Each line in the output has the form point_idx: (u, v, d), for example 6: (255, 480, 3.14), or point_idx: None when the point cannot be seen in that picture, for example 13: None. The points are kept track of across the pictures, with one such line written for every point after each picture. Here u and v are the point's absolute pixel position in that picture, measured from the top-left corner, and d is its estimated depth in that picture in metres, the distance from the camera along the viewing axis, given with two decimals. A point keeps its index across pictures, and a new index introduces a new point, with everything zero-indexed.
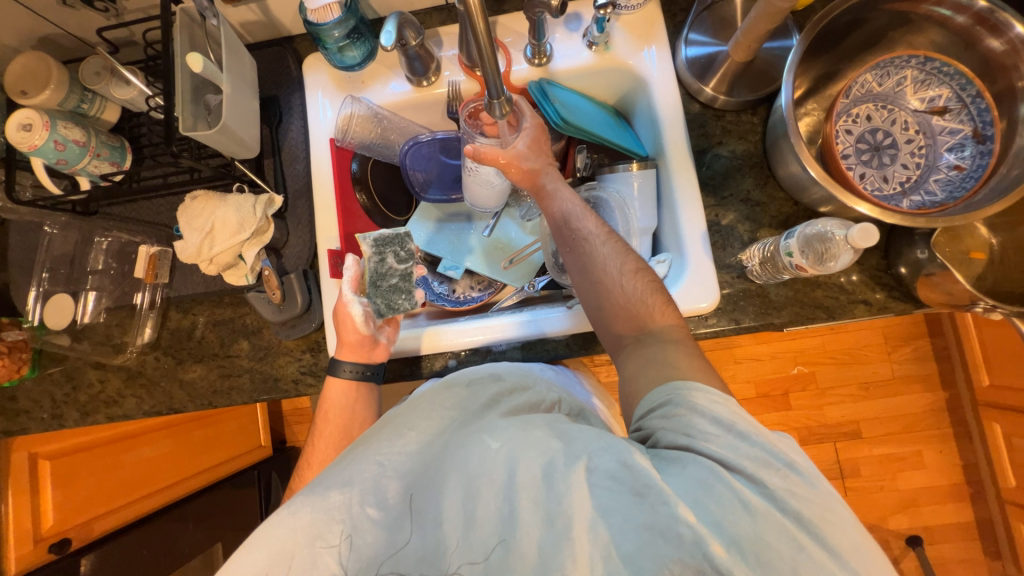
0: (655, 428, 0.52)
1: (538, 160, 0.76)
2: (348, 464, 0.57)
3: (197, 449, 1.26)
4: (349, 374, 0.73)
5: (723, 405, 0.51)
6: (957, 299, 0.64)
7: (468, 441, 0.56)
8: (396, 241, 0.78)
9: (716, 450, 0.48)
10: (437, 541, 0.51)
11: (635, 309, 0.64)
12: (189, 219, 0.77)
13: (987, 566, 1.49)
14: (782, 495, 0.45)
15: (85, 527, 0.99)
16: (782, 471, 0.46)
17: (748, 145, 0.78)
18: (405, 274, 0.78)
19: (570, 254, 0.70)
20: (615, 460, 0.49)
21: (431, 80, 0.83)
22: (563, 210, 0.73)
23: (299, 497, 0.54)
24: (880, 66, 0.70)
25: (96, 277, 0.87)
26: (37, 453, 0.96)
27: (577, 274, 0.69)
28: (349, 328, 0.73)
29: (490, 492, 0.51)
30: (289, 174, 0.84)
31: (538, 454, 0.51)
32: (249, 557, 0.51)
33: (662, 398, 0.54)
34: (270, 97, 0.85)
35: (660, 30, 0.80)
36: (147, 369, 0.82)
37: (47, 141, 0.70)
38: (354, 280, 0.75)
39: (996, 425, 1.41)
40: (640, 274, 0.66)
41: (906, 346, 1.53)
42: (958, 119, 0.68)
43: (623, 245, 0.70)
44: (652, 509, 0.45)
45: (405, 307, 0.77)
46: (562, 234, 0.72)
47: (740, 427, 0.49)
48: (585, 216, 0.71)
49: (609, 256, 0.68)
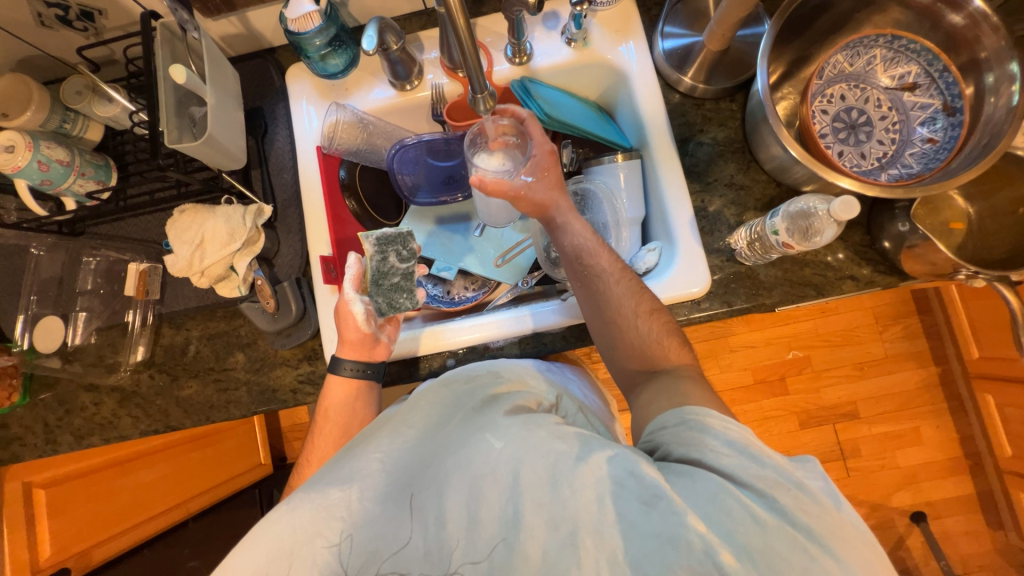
0: (666, 441, 0.52)
1: (546, 195, 0.72)
2: (348, 462, 0.56)
3: (197, 471, 1.23)
4: (350, 373, 0.73)
5: (737, 430, 0.49)
6: (940, 269, 0.66)
7: (469, 442, 0.56)
8: (398, 240, 0.79)
9: (726, 466, 0.46)
10: (440, 542, 0.51)
11: (649, 348, 0.64)
12: (179, 233, 0.76)
13: (991, 536, 1.51)
14: (793, 510, 0.43)
15: (82, 556, 0.98)
16: (794, 491, 0.44)
17: (729, 131, 0.80)
18: (408, 273, 0.78)
19: (582, 290, 0.68)
20: (623, 468, 0.47)
21: (414, 84, 0.84)
22: (575, 244, 0.70)
23: (298, 493, 0.53)
24: (850, 47, 0.72)
25: (86, 297, 0.85)
26: (31, 482, 0.93)
27: (590, 310, 0.68)
28: (350, 327, 0.73)
29: (494, 493, 0.51)
30: (277, 184, 0.84)
31: (541, 458, 0.51)
32: (248, 553, 0.50)
33: (674, 420, 0.52)
34: (254, 108, 0.85)
35: (636, 25, 0.81)
36: (141, 388, 0.81)
37: (31, 162, 0.69)
38: (355, 279, 0.75)
39: (989, 396, 1.44)
40: (655, 316, 0.65)
41: (896, 324, 1.56)
42: (928, 94, 0.70)
43: (638, 282, 0.68)
44: (661, 517, 0.44)
45: (407, 306, 0.77)
46: (574, 270, 0.69)
47: (753, 448, 0.47)
48: (599, 252, 0.69)
49: (624, 296, 0.66)
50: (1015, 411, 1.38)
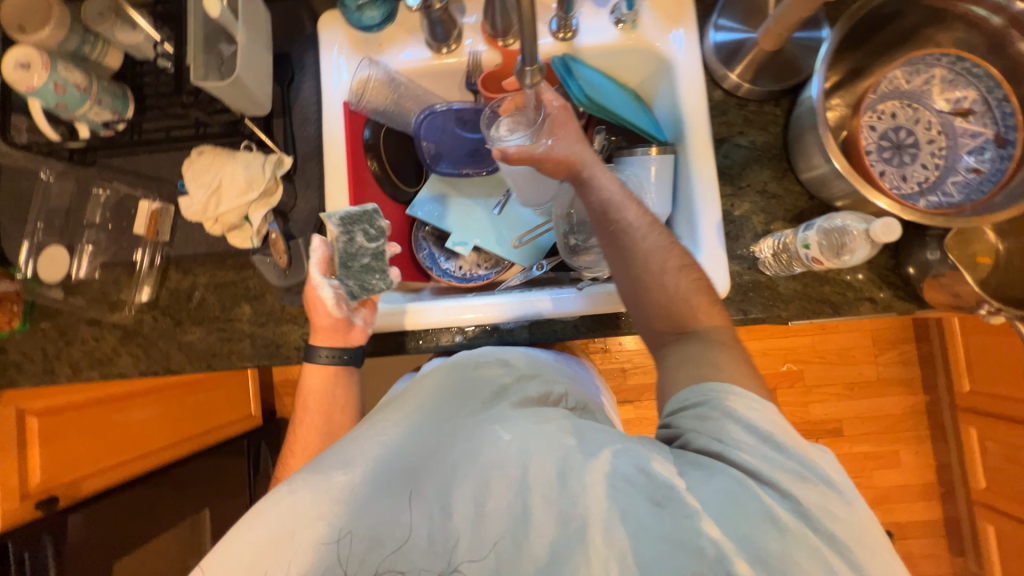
0: (686, 428, 0.50)
1: (574, 149, 0.70)
2: (348, 445, 0.54)
3: (188, 414, 1.26)
4: (325, 359, 0.74)
5: (762, 413, 0.49)
6: (962, 302, 0.66)
7: (479, 433, 0.55)
8: (364, 219, 0.73)
9: (749, 461, 0.45)
10: (445, 533, 0.47)
11: (676, 306, 0.62)
12: (196, 174, 0.76)
13: (951, 562, 1.57)
14: (815, 513, 0.43)
15: (72, 486, 0.97)
16: (821, 487, 0.44)
17: (768, 136, 0.78)
18: (378, 253, 0.74)
19: (609, 247, 0.66)
20: (633, 466, 0.47)
21: (451, 48, 0.81)
22: (602, 199, 0.67)
23: (301, 475, 0.51)
24: (911, 63, 0.70)
25: (93, 231, 0.83)
26: (26, 410, 0.92)
27: (616, 267, 0.65)
28: (321, 312, 0.72)
29: (503, 485, 0.49)
30: (299, 135, 0.81)
31: (551, 451, 0.50)
32: (246, 535, 0.47)
33: (697, 398, 0.52)
34: (283, 54, 0.82)
35: (688, 12, 0.78)
36: (144, 329, 0.80)
37: (47, 82, 0.66)
38: (322, 262, 0.73)
39: (972, 429, 1.46)
40: (685, 271, 0.63)
41: (893, 349, 1.57)
42: (981, 121, 0.67)
43: (667, 237, 0.66)
44: (673, 521, 0.43)
45: (380, 287, 0.73)
46: (602, 226, 0.67)
47: (777, 438, 0.46)
48: (627, 206, 0.66)
49: (653, 251, 0.64)
50: (995, 446, 1.41)
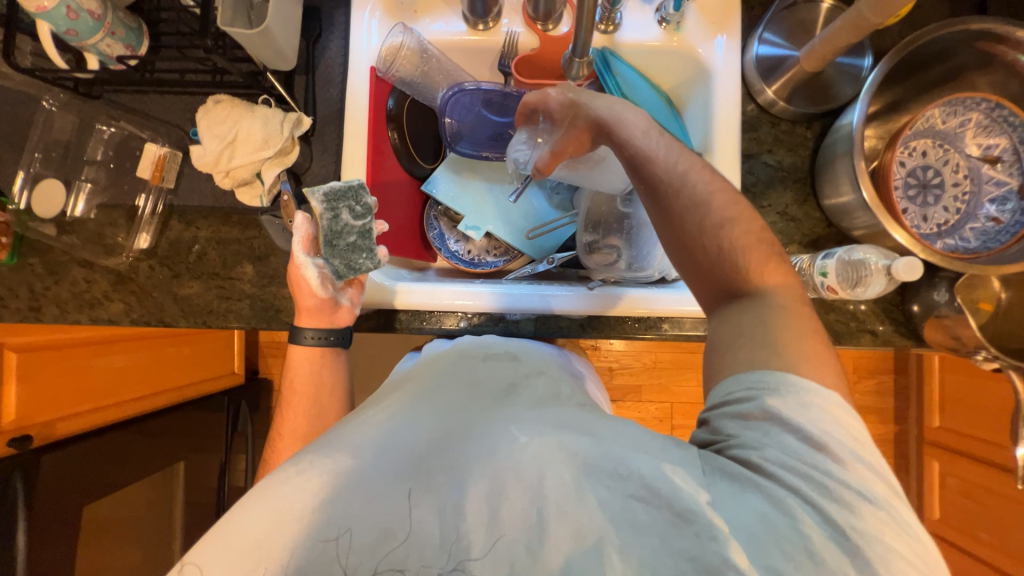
0: (729, 434, 0.47)
1: (616, 108, 0.63)
2: (358, 430, 0.52)
3: (171, 366, 1.24)
4: (311, 341, 0.73)
5: (824, 417, 0.44)
6: (961, 345, 0.67)
7: (492, 432, 0.52)
8: (349, 195, 0.71)
9: (790, 478, 0.43)
10: (457, 532, 0.45)
11: (729, 262, 0.54)
12: (210, 124, 0.73)
13: None
14: (862, 534, 0.41)
15: (46, 426, 0.95)
16: (873, 509, 0.41)
17: (796, 158, 0.78)
18: (365, 230, 0.71)
19: (650, 203, 0.59)
20: (655, 479, 0.45)
21: (489, 25, 0.78)
22: (641, 150, 0.59)
23: (308, 455, 0.49)
24: (950, 104, 0.69)
25: (93, 168, 0.80)
26: (7, 343, 0.90)
27: (660, 223, 0.58)
28: (305, 292, 0.70)
29: (517, 491, 0.46)
30: (320, 97, 0.78)
31: (567, 462, 0.48)
32: (252, 513, 0.45)
33: (744, 389, 0.48)
34: (312, 8, 0.78)
35: (735, 21, 0.77)
36: (139, 276, 0.78)
37: (58, 5, 0.62)
38: (306, 240, 0.70)
39: (935, 462, 1.53)
40: (741, 223, 0.54)
41: (871, 379, 1.62)
42: (1007, 171, 0.69)
43: (721, 184, 0.57)
44: (695, 541, 0.42)
45: (367, 267, 0.71)
46: (642, 181, 0.59)
47: (832, 448, 0.43)
48: (668, 155, 0.58)
49: (700, 205, 0.55)
50: (955, 481, 1.47)
